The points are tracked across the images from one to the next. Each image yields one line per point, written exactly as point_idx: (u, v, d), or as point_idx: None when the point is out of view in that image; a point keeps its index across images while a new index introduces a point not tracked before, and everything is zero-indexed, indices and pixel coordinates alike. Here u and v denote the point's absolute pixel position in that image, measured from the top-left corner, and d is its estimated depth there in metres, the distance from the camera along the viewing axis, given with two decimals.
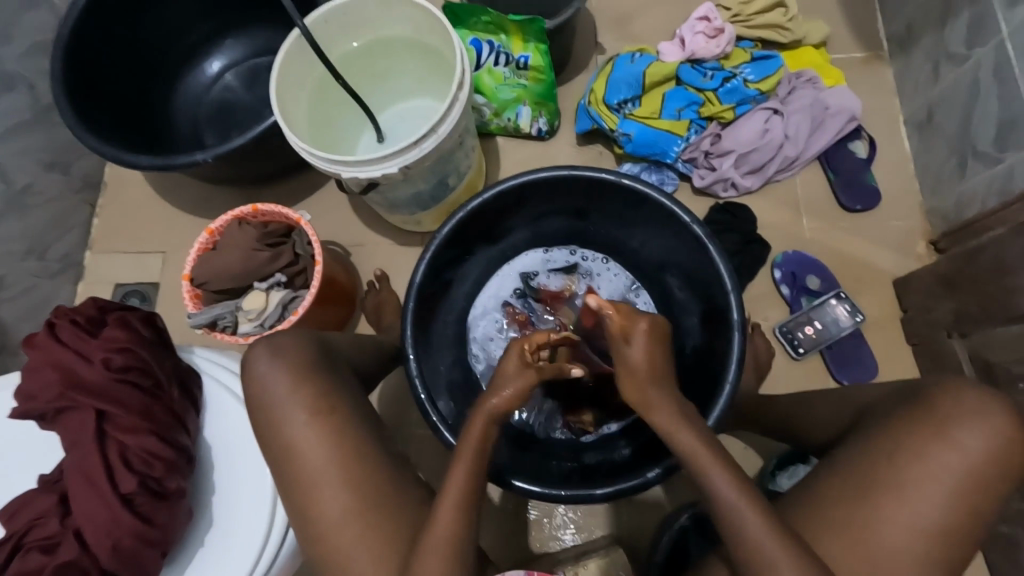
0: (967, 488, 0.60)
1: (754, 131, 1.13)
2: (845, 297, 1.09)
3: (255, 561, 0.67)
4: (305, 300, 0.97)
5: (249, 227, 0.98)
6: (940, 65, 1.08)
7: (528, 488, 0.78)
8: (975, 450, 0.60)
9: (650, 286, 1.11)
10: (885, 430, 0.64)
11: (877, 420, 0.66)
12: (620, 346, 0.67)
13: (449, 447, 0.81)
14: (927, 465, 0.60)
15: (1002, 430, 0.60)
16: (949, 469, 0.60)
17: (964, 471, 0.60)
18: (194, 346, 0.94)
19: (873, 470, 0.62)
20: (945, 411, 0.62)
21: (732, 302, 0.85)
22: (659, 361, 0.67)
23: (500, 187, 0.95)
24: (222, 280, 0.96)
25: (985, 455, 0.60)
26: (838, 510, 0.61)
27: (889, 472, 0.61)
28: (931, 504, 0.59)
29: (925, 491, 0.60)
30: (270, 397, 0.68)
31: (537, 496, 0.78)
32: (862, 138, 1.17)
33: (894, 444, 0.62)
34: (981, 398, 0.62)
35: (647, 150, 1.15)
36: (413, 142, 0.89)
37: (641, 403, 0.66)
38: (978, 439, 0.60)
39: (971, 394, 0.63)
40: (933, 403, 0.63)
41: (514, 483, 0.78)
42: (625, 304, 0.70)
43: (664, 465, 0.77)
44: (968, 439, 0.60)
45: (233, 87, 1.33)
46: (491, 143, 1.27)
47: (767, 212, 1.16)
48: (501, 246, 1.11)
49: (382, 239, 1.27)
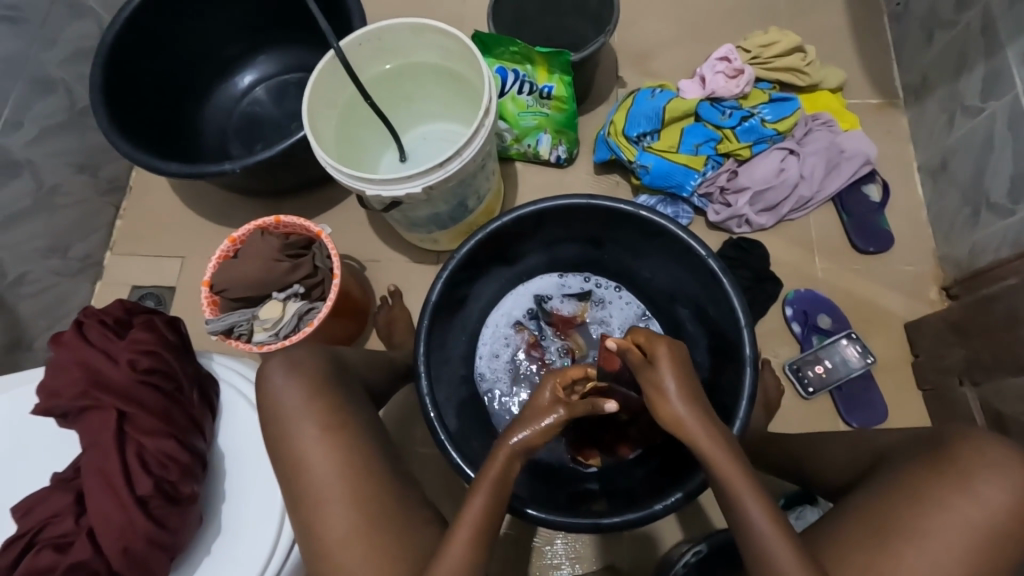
0: (978, 537, 0.59)
1: (770, 169, 1.15)
2: (856, 338, 1.10)
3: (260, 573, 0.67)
4: (321, 312, 0.98)
5: (271, 237, 1.00)
6: (954, 116, 1.10)
7: (541, 516, 0.77)
8: (996, 504, 0.59)
9: (661, 317, 1.12)
10: (905, 477, 0.64)
11: (899, 464, 0.66)
12: (646, 369, 0.67)
13: (467, 480, 0.81)
14: (945, 514, 0.60)
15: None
16: (972, 519, 0.59)
17: (983, 525, 0.59)
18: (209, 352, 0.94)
19: (895, 516, 0.62)
20: (965, 456, 0.62)
21: (745, 337, 0.85)
22: (688, 385, 0.66)
23: (519, 211, 0.97)
24: (241, 288, 0.97)
25: (1009, 506, 0.59)
26: (856, 555, 0.61)
27: (912, 519, 0.61)
28: (954, 551, 0.58)
29: (944, 539, 0.59)
30: (286, 407, 0.68)
31: (548, 523, 0.77)
32: (875, 182, 1.19)
33: (913, 491, 0.62)
34: (1005, 452, 0.61)
35: (664, 182, 1.17)
36: (439, 164, 0.91)
37: (672, 420, 0.65)
38: (999, 494, 0.59)
39: (991, 445, 0.62)
40: (954, 449, 0.63)
41: (528, 511, 0.77)
42: (644, 330, 0.71)
43: (695, 482, 0.76)
44: (989, 489, 0.60)
45: (262, 101, 1.37)
46: (510, 168, 1.30)
47: (779, 250, 1.18)
48: (518, 268, 1.13)
49: (397, 256, 1.29)
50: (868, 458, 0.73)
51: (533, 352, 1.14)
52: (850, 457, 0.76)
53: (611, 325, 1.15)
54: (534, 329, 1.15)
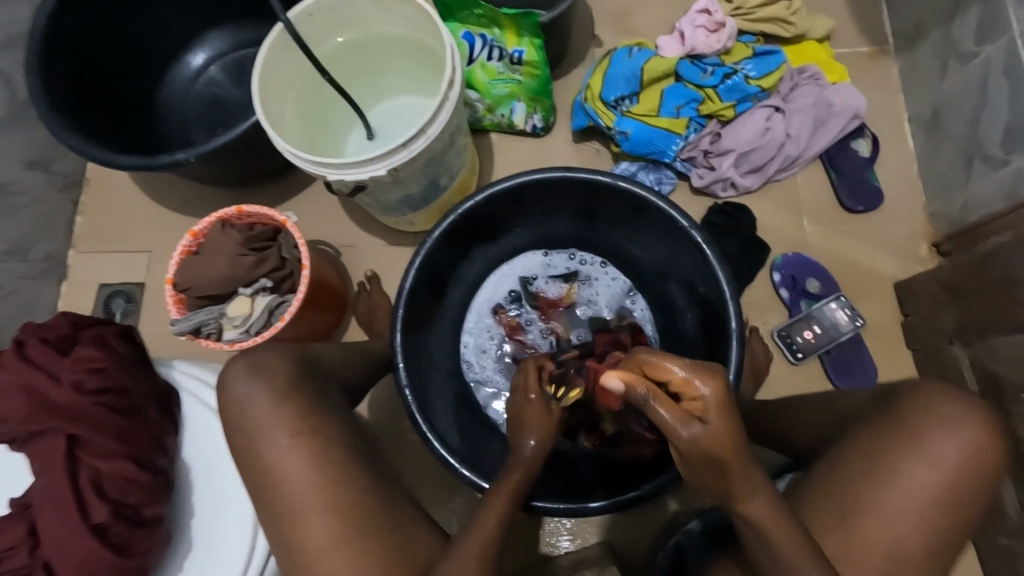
0: (930, 496, 0.59)
1: (754, 130, 1.10)
2: (845, 300, 1.07)
3: None
4: (292, 305, 0.94)
5: (234, 229, 0.95)
6: (947, 63, 1.05)
7: (549, 507, 0.78)
8: (949, 463, 0.59)
9: (648, 292, 1.09)
10: (863, 444, 0.63)
11: (852, 429, 0.65)
12: (694, 426, 0.52)
13: (482, 492, 0.80)
14: (902, 483, 0.60)
15: (983, 443, 0.60)
16: (927, 481, 0.59)
17: (937, 486, 0.59)
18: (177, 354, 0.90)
19: (852, 488, 0.61)
20: (917, 419, 0.61)
21: (731, 310, 0.84)
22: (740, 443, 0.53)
23: (493, 189, 0.92)
24: (206, 286, 0.93)
25: (962, 463, 0.59)
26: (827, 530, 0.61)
27: (869, 490, 0.60)
28: (911, 519, 0.59)
29: (904, 506, 0.59)
30: (252, 415, 0.66)
31: (556, 513, 0.78)
32: (865, 136, 1.14)
33: (868, 455, 0.62)
34: (954, 408, 0.61)
35: (645, 149, 1.11)
36: (402, 143, 0.85)
37: (714, 485, 0.55)
38: (951, 451, 0.59)
39: (941, 401, 0.62)
40: (905, 410, 0.62)
41: (536, 504, 0.78)
42: (677, 360, 0.53)
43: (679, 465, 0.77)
44: (942, 450, 0.60)
45: (219, 81, 1.28)
46: (484, 140, 1.24)
47: (767, 214, 1.14)
48: (500, 245, 1.09)
49: (374, 240, 1.25)
50: (828, 422, 0.72)
51: (516, 336, 1.10)
52: (815, 419, 0.74)
53: (598, 304, 1.11)
54: (515, 312, 1.11)
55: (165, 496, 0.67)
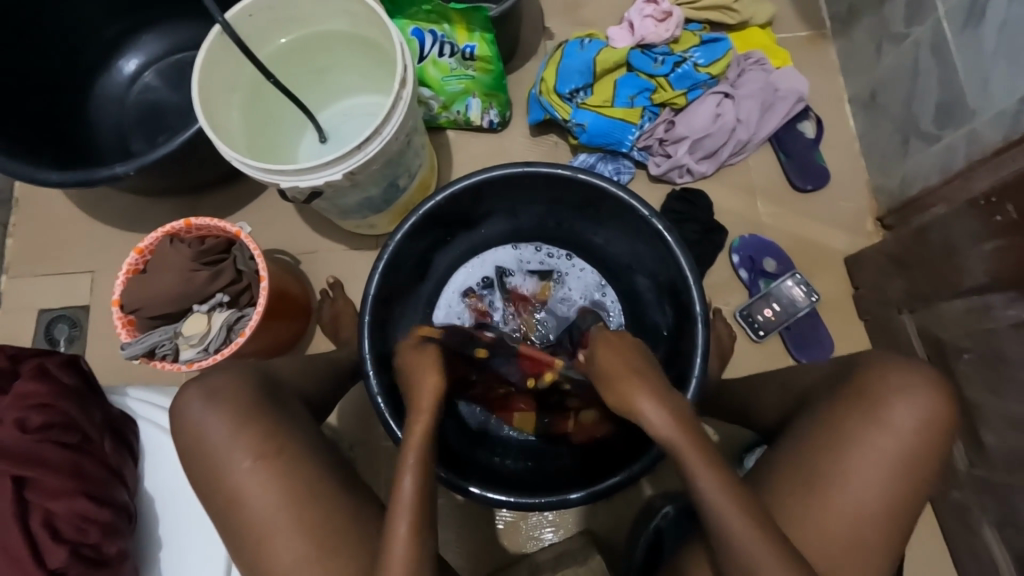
0: (890, 464, 0.62)
1: (707, 116, 1.12)
2: (801, 278, 1.11)
3: None
4: (253, 319, 0.91)
5: (183, 244, 0.90)
6: (881, 44, 1.10)
7: (490, 497, 0.79)
8: (908, 429, 0.62)
9: (618, 285, 1.10)
10: (826, 418, 0.65)
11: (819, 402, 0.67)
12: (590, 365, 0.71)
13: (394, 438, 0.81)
14: (865, 451, 0.62)
15: (936, 407, 0.62)
16: (888, 448, 0.62)
17: (898, 452, 0.61)
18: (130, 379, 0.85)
19: (818, 457, 0.63)
20: (875, 387, 0.64)
21: (695, 293, 0.86)
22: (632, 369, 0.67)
23: (454, 188, 0.91)
24: (157, 305, 0.87)
25: (917, 429, 0.62)
26: (788, 496, 0.63)
27: (833, 460, 0.62)
28: (873, 485, 0.61)
29: (869, 473, 0.61)
30: (210, 441, 0.62)
31: (503, 504, 0.79)
32: (809, 118, 1.19)
33: (836, 427, 0.63)
34: (906, 375, 0.64)
35: (602, 140, 1.12)
36: (357, 145, 0.83)
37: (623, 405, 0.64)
38: (910, 417, 0.62)
39: (894, 367, 0.64)
40: (863, 381, 0.65)
41: (473, 489, 0.79)
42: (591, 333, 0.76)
43: (649, 454, 0.78)
44: (901, 416, 0.62)
45: (155, 87, 1.22)
46: (442, 138, 1.23)
47: (722, 197, 1.17)
48: (471, 235, 1.08)
49: (335, 245, 1.21)
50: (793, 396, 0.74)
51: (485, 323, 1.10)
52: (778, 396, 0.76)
53: (573, 300, 1.12)
54: (485, 298, 1.12)
55: (126, 533, 0.66)
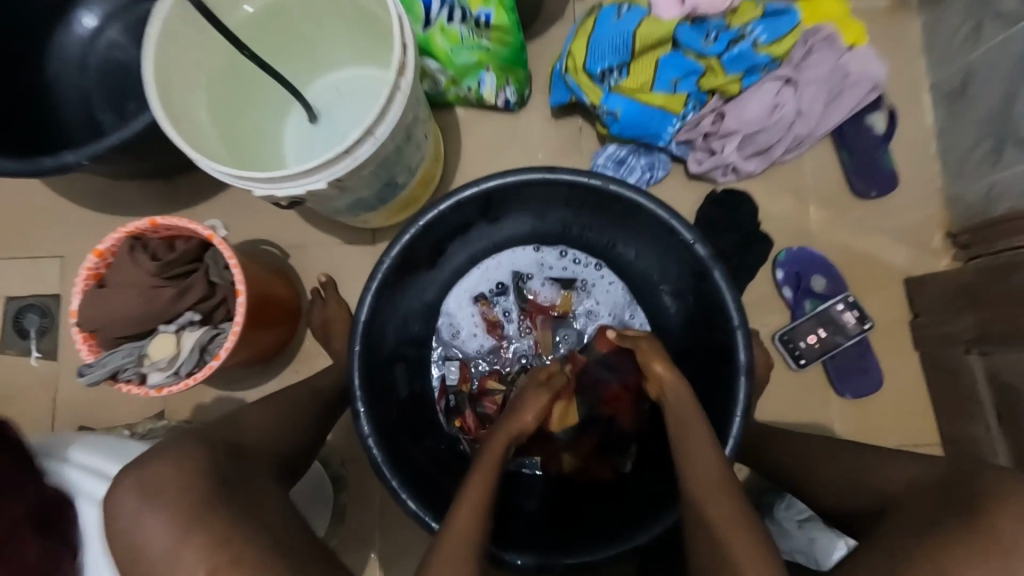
0: None
1: (762, 106, 0.94)
2: (853, 301, 0.97)
3: None
4: (229, 340, 0.80)
5: (144, 255, 0.78)
6: (982, 25, 0.90)
7: (523, 564, 0.71)
8: None
9: (648, 306, 0.96)
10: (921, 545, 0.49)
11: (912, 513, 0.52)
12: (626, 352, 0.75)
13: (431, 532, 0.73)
14: None
15: None
16: None
17: None
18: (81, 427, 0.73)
19: None
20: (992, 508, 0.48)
21: (739, 341, 0.73)
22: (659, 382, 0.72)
23: (459, 196, 0.80)
24: (118, 326, 0.77)
25: None
26: None
27: None
28: None
29: None
30: (154, 543, 0.48)
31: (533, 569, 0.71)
32: (881, 110, 1.01)
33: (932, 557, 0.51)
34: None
35: (635, 131, 0.96)
36: (344, 151, 0.68)
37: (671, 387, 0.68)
38: None
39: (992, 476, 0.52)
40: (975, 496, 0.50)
41: (510, 560, 0.71)
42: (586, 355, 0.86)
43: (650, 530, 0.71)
44: None
45: (119, 45, 1.05)
46: (448, 117, 1.07)
47: (769, 201, 1.02)
48: (483, 235, 0.95)
49: (326, 238, 1.08)
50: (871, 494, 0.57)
51: (495, 333, 1.00)
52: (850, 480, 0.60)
53: (600, 315, 0.99)
54: (498, 305, 1.00)
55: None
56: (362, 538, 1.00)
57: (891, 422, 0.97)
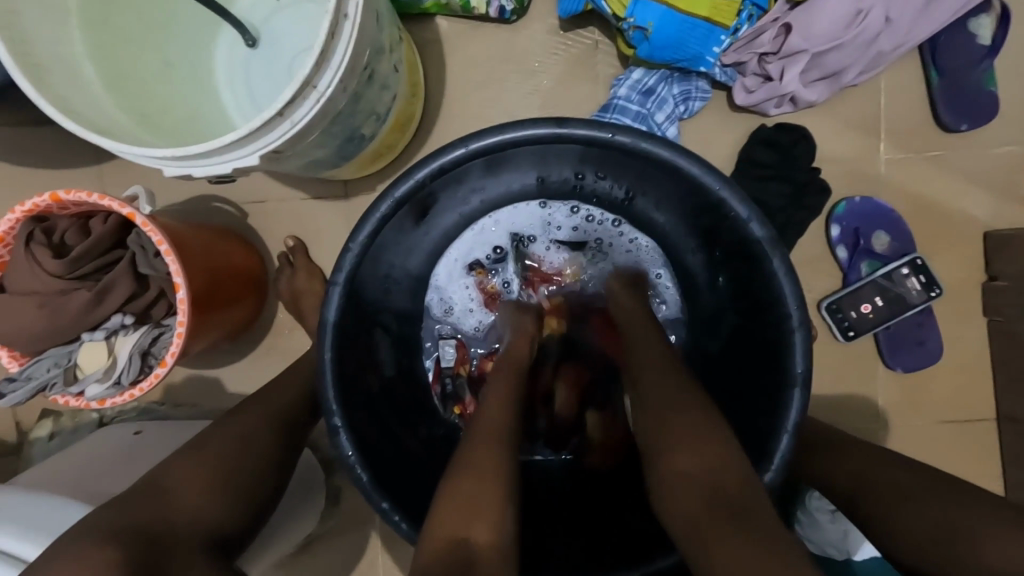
0: None
1: (841, 14, 0.71)
2: (921, 264, 0.81)
3: None
4: (174, 342, 0.66)
5: (45, 249, 0.62)
6: None
7: None
8: None
9: (678, 272, 0.78)
10: None
11: None
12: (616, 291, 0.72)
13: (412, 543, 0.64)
14: None
15: None
16: None
17: None
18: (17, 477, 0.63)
19: None
20: None
21: (797, 346, 0.59)
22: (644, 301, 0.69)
23: (444, 158, 0.61)
24: (32, 340, 0.63)
25: None
26: None
27: None
28: None
29: None
30: None
31: None
32: (990, 12, 0.77)
33: None
34: None
35: (671, 53, 0.73)
36: (276, 112, 0.49)
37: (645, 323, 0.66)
38: None
39: None
40: None
41: None
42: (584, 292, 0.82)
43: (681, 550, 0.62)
44: None
45: None
46: (427, 31, 0.83)
47: (832, 136, 0.82)
48: (476, 194, 0.77)
49: (289, 191, 0.90)
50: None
51: (494, 307, 0.85)
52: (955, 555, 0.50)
53: None
54: (497, 276, 0.84)
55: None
56: (361, 519, 0.94)
57: (945, 398, 0.85)
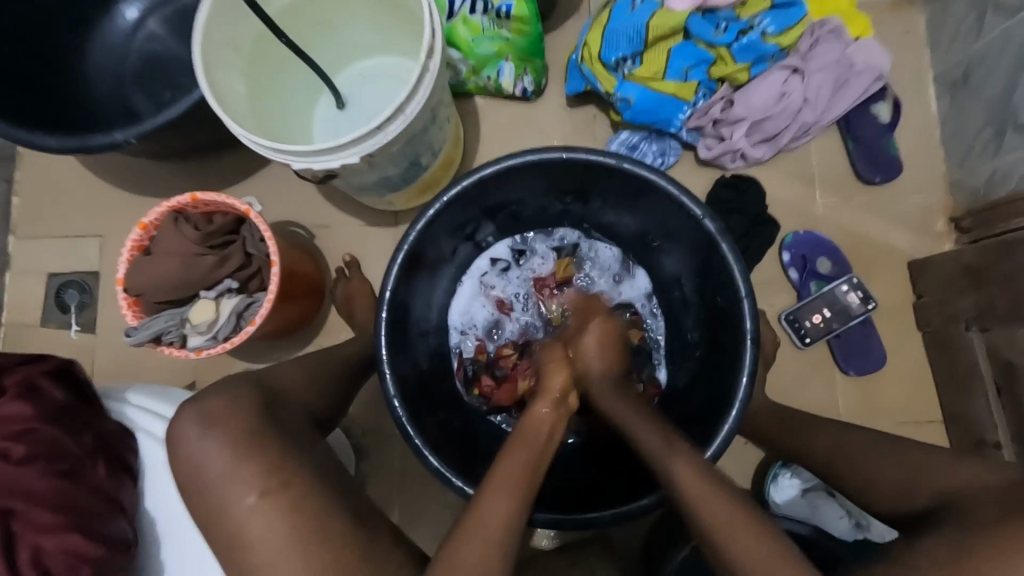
0: None
1: (770, 95, 0.99)
2: (858, 282, 1.00)
3: None
4: (263, 307, 0.85)
5: (188, 226, 0.84)
6: (983, 16, 0.94)
7: (548, 518, 0.73)
8: None
9: (648, 270, 1.02)
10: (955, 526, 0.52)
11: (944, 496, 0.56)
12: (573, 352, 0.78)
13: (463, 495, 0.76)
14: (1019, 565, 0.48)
15: None
16: None
17: None
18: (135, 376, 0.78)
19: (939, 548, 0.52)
20: None
21: (745, 309, 0.77)
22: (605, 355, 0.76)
23: (481, 173, 0.83)
24: (162, 291, 0.82)
25: None
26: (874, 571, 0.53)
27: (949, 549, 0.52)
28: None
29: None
30: (210, 475, 0.52)
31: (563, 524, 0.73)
32: (886, 100, 1.04)
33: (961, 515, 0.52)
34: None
35: (648, 117, 1.00)
36: (377, 126, 0.73)
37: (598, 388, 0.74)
38: None
39: None
40: None
41: (534, 516, 0.73)
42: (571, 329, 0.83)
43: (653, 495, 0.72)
44: None
45: (161, 37, 1.13)
46: (468, 105, 1.12)
47: (778, 186, 1.05)
48: (498, 220, 0.98)
49: (350, 218, 1.14)
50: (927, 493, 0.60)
51: (505, 311, 1.04)
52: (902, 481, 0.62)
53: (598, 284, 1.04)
54: (507, 287, 1.05)
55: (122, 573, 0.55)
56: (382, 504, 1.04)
57: (898, 398, 0.99)
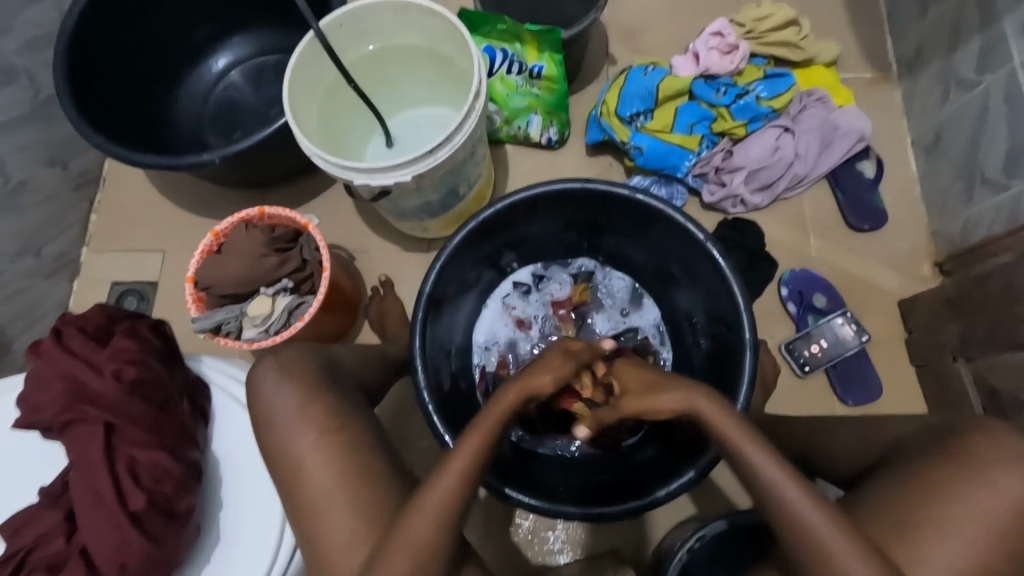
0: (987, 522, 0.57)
1: (764, 148, 1.13)
2: (851, 317, 1.10)
3: (272, 561, 0.73)
4: (311, 306, 0.95)
5: (257, 231, 0.96)
6: (948, 90, 1.09)
7: (523, 499, 0.75)
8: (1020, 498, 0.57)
9: (657, 297, 1.12)
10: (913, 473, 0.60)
11: (905, 465, 0.64)
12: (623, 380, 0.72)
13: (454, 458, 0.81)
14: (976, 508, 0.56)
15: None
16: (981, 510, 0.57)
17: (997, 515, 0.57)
18: (197, 351, 0.91)
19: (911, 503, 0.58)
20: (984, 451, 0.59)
21: (744, 320, 0.86)
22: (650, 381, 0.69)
23: (512, 199, 0.93)
24: (228, 285, 0.94)
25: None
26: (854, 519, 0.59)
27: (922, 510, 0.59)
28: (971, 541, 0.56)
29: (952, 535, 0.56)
30: (280, 414, 0.63)
31: (580, 515, 0.75)
32: (869, 158, 1.18)
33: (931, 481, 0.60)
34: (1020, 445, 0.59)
35: (658, 163, 1.14)
36: (429, 151, 0.88)
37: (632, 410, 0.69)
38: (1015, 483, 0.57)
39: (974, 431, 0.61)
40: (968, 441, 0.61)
41: (509, 494, 0.75)
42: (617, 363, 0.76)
43: (703, 462, 0.75)
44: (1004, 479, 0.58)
45: (239, 85, 1.30)
46: (500, 151, 1.27)
47: (776, 229, 1.17)
48: (520, 248, 1.09)
49: (387, 244, 1.27)
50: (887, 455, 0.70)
51: (525, 329, 1.14)
52: (857, 448, 0.74)
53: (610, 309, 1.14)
54: (527, 308, 1.15)
55: (195, 489, 0.72)
56: None
57: None
